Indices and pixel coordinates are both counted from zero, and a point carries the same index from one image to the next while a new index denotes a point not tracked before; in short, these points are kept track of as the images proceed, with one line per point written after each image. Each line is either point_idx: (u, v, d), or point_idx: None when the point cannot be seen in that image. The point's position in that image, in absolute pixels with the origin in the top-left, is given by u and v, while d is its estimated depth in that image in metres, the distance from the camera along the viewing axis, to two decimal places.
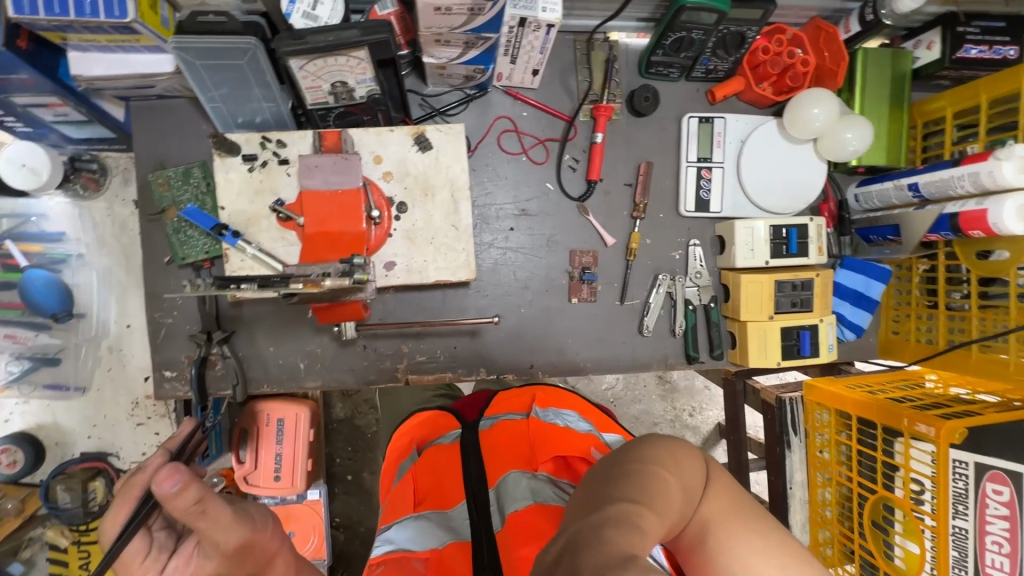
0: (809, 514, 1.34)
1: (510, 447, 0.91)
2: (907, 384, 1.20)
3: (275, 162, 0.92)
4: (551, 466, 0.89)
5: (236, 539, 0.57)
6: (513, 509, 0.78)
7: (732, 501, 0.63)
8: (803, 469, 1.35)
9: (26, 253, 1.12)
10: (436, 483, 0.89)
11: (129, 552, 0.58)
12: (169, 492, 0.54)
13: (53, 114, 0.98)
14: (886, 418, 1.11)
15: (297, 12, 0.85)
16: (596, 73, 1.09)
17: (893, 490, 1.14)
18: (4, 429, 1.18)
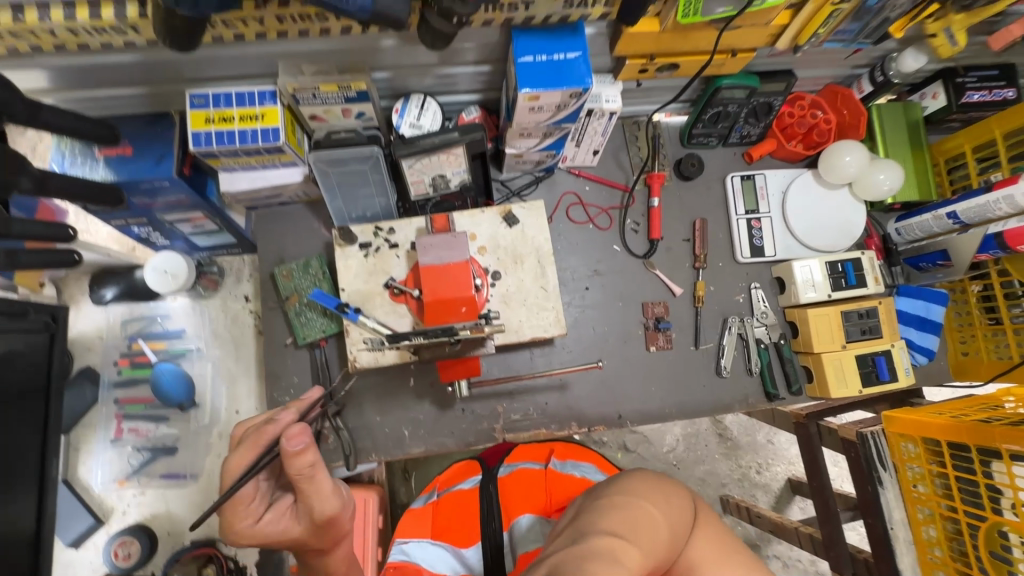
0: (917, 556, 1.28)
1: (527, 491, 0.98)
2: (989, 407, 1.22)
3: (387, 247, 1.05)
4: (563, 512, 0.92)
5: (326, 507, 0.75)
6: (523, 549, 0.85)
7: (717, 537, 0.63)
8: (901, 506, 1.32)
9: (154, 349, 1.27)
10: (456, 523, 1.00)
11: (244, 491, 0.77)
12: (294, 451, 0.71)
13: (193, 226, 1.16)
14: (980, 438, 1.13)
15: (405, 124, 1.03)
16: (645, 149, 1.26)
17: (1004, 514, 1.12)
18: (121, 522, 1.23)
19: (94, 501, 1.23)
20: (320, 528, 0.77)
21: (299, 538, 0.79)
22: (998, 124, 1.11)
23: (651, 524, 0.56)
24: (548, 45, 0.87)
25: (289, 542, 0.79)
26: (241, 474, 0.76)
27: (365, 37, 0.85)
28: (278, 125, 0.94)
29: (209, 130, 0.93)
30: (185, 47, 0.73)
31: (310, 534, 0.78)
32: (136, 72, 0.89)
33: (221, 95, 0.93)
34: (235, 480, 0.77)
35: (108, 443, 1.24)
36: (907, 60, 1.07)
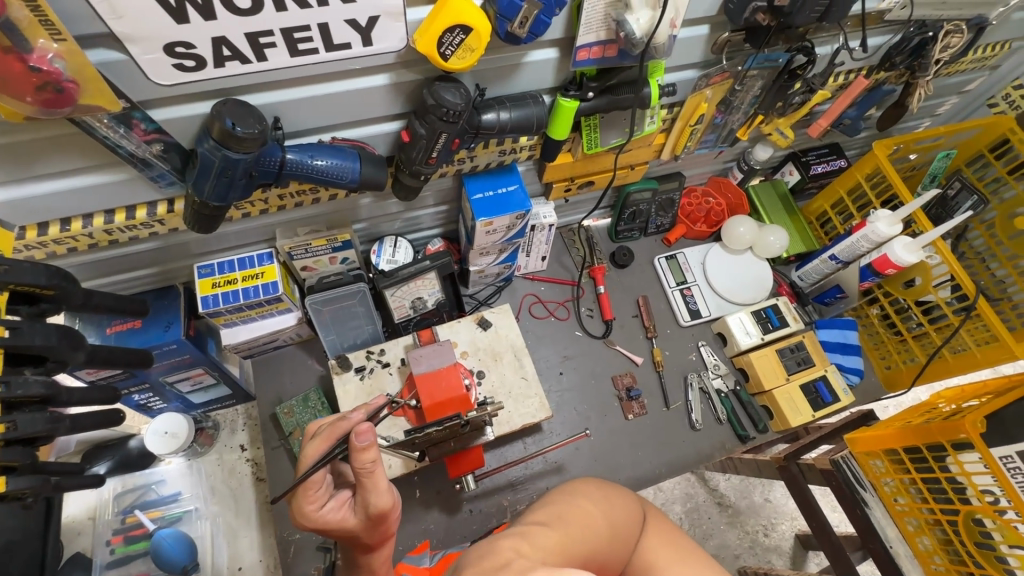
0: (922, 568, 1.34)
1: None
2: (927, 413, 1.37)
3: (380, 366, 1.18)
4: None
5: (382, 504, 0.80)
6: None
7: (658, 541, 0.73)
8: (891, 522, 1.41)
9: (150, 518, 1.25)
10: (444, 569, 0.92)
11: (312, 479, 0.84)
12: (360, 446, 0.79)
13: (192, 384, 1.24)
14: (925, 437, 1.27)
15: (383, 261, 1.22)
16: (583, 248, 1.51)
17: (971, 503, 1.22)
18: None
19: None
20: (372, 522, 0.81)
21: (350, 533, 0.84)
22: (841, 185, 1.45)
23: (580, 521, 0.67)
24: (492, 183, 1.12)
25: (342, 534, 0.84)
26: (316, 461, 0.84)
27: (347, 199, 1.07)
28: (276, 279, 1.10)
29: (215, 293, 1.07)
30: (209, 229, 0.90)
31: (363, 527, 0.83)
32: (151, 256, 1.04)
33: (225, 263, 1.10)
34: (309, 465, 0.84)
35: None
36: (759, 152, 1.41)
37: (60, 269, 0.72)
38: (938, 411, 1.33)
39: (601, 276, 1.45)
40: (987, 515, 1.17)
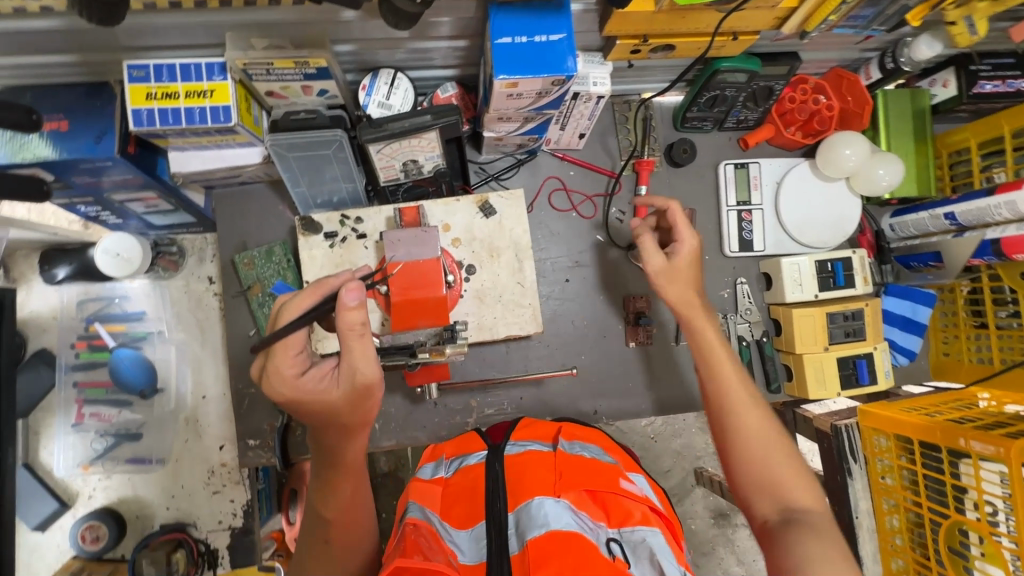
0: (878, 544, 1.16)
1: (539, 471, 0.82)
2: (962, 405, 1.10)
3: (354, 237, 1.00)
4: (577, 497, 0.78)
5: (368, 375, 0.71)
6: (530, 535, 0.70)
7: (792, 465, 0.79)
8: (866, 496, 1.18)
9: (112, 332, 1.21)
10: (463, 497, 0.82)
11: (288, 340, 0.70)
12: (351, 301, 0.67)
13: (146, 206, 1.08)
14: (945, 439, 1.00)
15: (372, 103, 0.94)
16: (636, 131, 1.19)
17: (966, 513, 1.01)
18: (88, 506, 1.21)
19: (58, 485, 1.21)
20: (355, 398, 0.72)
21: (325, 414, 0.73)
22: (1008, 119, 1.04)
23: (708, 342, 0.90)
24: (529, 24, 0.78)
25: (315, 415, 0.73)
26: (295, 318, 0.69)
27: (321, 8, 0.76)
28: (229, 104, 0.85)
29: (151, 108, 0.84)
30: (113, 22, 0.63)
31: (341, 407, 0.73)
32: (63, 40, 0.78)
33: (163, 67, 0.84)
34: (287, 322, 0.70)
35: (68, 428, 1.20)
36: (921, 47, 1.00)
37: None
38: (979, 409, 1.05)
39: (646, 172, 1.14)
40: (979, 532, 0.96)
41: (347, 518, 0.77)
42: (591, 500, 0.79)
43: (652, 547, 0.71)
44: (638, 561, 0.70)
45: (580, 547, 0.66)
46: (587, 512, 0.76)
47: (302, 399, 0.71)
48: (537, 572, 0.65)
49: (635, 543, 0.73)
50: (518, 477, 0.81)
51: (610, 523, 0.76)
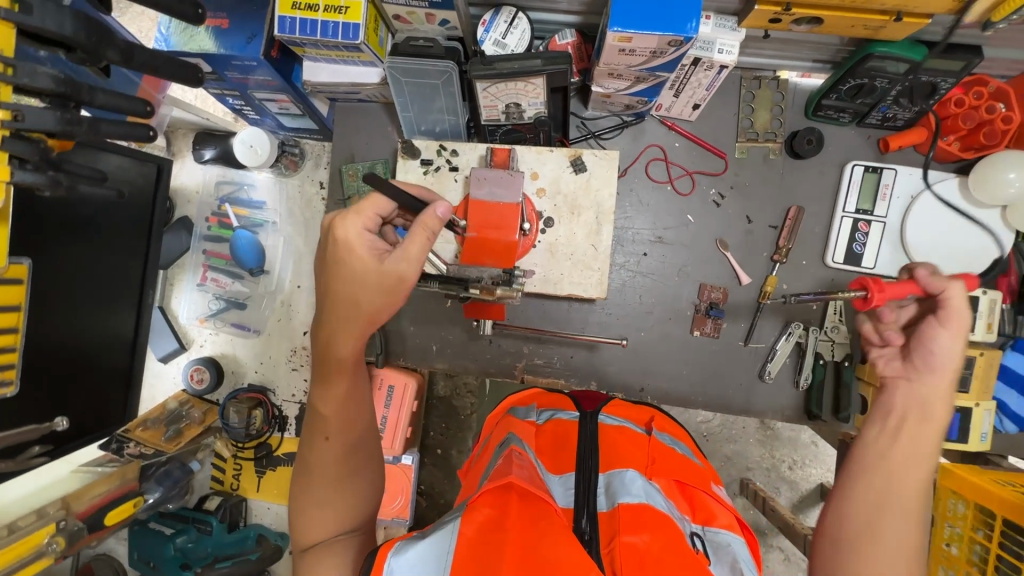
0: None
1: (633, 449, 0.91)
2: None
3: (446, 169, 1.05)
4: (667, 484, 0.87)
5: (405, 268, 0.77)
6: (624, 499, 0.78)
7: None
8: None
9: (237, 214, 1.40)
10: (560, 447, 0.92)
11: (373, 202, 0.81)
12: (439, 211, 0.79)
13: (279, 107, 1.21)
14: None
15: (488, 40, 0.96)
16: (759, 112, 1.10)
17: None
18: (199, 352, 1.45)
19: (180, 329, 1.46)
20: (383, 287, 0.78)
21: (349, 284, 0.78)
22: None
23: (924, 418, 0.74)
24: None
25: (349, 291, 0.79)
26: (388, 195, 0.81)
27: None
28: (359, 23, 0.91)
29: (294, 17, 0.93)
30: None
31: (364, 293, 0.78)
32: None
33: None
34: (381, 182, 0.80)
35: (194, 286, 1.43)
36: None
37: None
38: None
39: (883, 296, 0.79)
40: None
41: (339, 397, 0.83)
42: (676, 491, 0.88)
43: (734, 551, 0.78)
44: (718, 561, 0.77)
45: (671, 528, 0.73)
46: (676, 501, 0.85)
47: (336, 247, 0.79)
48: (628, 534, 0.72)
49: (718, 543, 0.81)
50: (611, 444, 0.91)
51: (695, 518, 0.86)
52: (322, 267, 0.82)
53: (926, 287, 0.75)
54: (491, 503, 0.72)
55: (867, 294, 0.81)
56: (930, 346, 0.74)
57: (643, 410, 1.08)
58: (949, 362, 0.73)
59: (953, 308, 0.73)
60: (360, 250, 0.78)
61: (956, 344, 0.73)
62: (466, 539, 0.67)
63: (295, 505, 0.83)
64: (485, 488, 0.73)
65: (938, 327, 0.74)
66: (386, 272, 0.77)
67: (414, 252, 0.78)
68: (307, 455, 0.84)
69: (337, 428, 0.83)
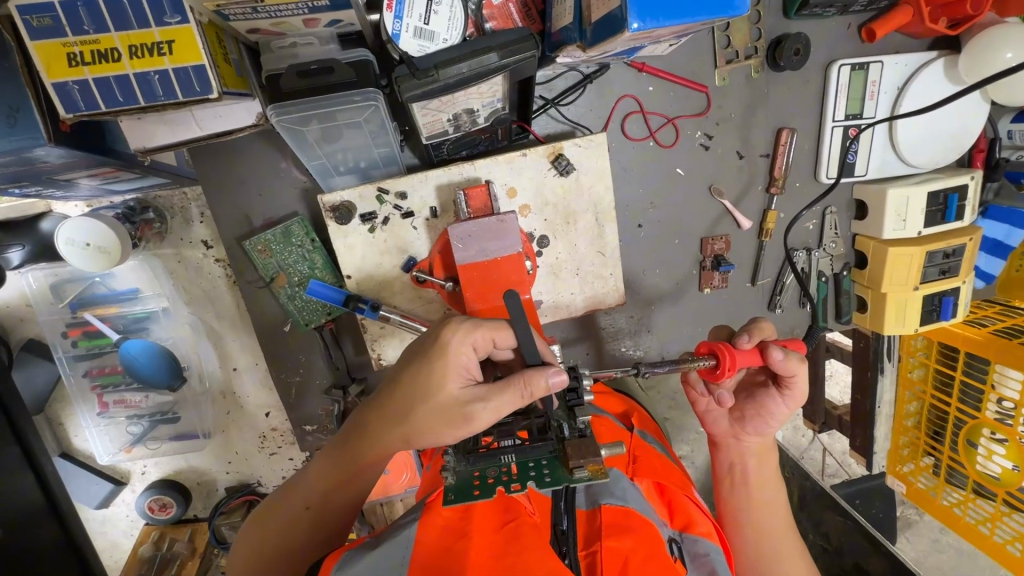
0: (892, 425, 1.38)
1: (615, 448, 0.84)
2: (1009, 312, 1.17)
3: (398, 216, 0.79)
4: (649, 485, 0.80)
5: (483, 415, 0.59)
6: (605, 499, 0.71)
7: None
8: (893, 388, 1.37)
9: (105, 317, 1.03)
10: None
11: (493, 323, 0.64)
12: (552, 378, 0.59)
13: (103, 178, 0.81)
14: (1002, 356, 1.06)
15: (407, 32, 0.65)
16: (736, 24, 0.90)
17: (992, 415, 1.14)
18: (143, 480, 1.18)
19: (104, 466, 1.16)
20: (445, 416, 0.60)
21: (415, 397, 0.62)
22: None
23: (760, 470, 0.83)
24: None
25: (410, 403, 0.62)
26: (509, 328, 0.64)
27: None
28: (203, 63, 0.57)
29: (85, 79, 0.56)
30: None
31: (424, 414, 0.61)
32: None
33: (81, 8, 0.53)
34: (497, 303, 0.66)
35: (94, 416, 1.10)
36: None
37: None
38: None
39: (734, 367, 0.69)
40: (1003, 431, 1.10)
41: (337, 476, 0.67)
42: (656, 492, 0.81)
43: (713, 563, 0.72)
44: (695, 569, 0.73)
45: (652, 535, 0.67)
46: (654, 505, 0.79)
47: (426, 346, 0.62)
48: (608, 538, 0.66)
49: (694, 551, 0.75)
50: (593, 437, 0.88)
51: (673, 523, 0.78)
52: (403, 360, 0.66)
53: (789, 374, 0.73)
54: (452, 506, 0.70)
55: (718, 364, 0.69)
56: (768, 418, 0.78)
57: (620, 400, 1.04)
58: (776, 424, 0.79)
59: (797, 387, 0.75)
60: (448, 365, 0.61)
61: (789, 412, 0.78)
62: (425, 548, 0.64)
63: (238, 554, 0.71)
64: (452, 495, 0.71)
65: (781, 401, 0.77)
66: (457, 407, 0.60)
67: (495, 399, 0.59)
68: (271, 510, 0.70)
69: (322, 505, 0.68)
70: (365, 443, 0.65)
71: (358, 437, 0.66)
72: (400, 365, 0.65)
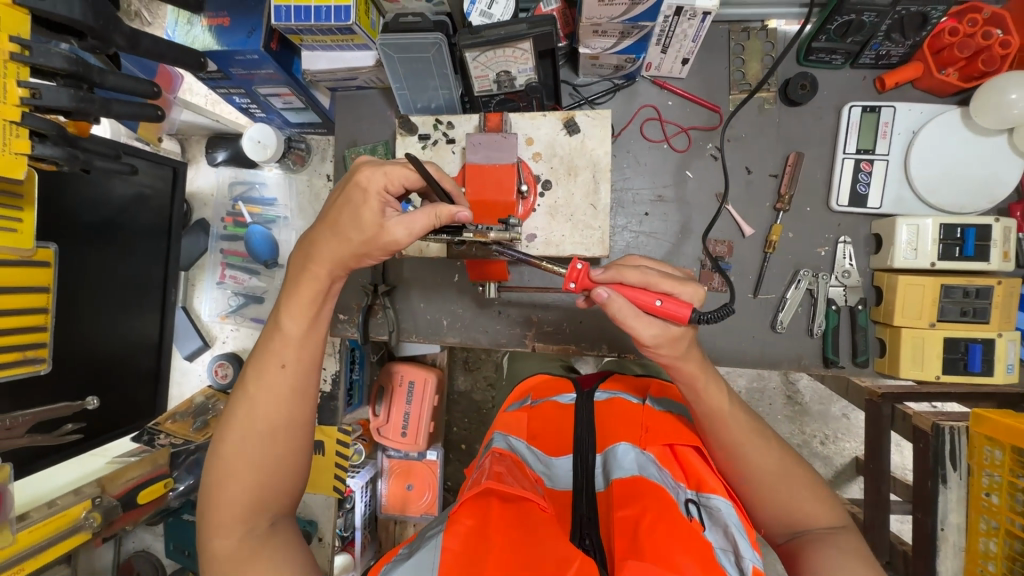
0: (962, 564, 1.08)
1: (626, 420, 0.86)
2: None
3: (444, 141, 1.08)
4: (661, 452, 0.81)
5: (402, 234, 0.76)
6: (616, 474, 0.74)
7: (788, 476, 0.79)
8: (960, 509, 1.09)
9: (251, 213, 1.45)
10: (552, 432, 0.90)
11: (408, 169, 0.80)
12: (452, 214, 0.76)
13: (283, 102, 1.26)
14: None
15: (475, 12, 0.98)
16: (750, 62, 1.11)
17: None
18: (221, 349, 1.49)
19: (202, 328, 1.50)
20: (372, 237, 0.77)
21: (345, 228, 0.78)
22: None
23: (714, 394, 0.78)
24: None
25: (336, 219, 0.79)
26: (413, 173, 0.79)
27: None
28: (349, 4, 0.94)
29: (288, 5, 0.95)
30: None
31: (347, 225, 0.77)
32: None
33: None
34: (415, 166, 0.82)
35: (214, 284, 1.49)
36: None
37: None
38: None
39: (579, 286, 0.72)
40: None
41: (304, 323, 0.81)
42: (672, 458, 0.81)
43: (728, 518, 0.70)
44: (712, 526, 0.70)
45: (663, 497, 0.68)
46: (669, 469, 0.79)
47: (353, 191, 0.77)
48: (620, 507, 0.69)
49: (712, 510, 0.73)
50: (607, 420, 0.87)
51: (689, 485, 0.78)
52: (333, 205, 0.80)
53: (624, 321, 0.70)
54: (474, 513, 0.67)
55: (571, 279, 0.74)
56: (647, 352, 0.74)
57: (643, 380, 1.05)
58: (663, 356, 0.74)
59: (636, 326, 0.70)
60: (372, 202, 0.77)
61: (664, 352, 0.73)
62: (452, 554, 0.61)
63: (213, 465, 0.78)
64: (467, 497, 0.69)
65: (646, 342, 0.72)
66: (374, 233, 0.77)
67: (412, 223, 0.76)
68: (257, 378, 0.80)
69: (284, 388, 0.80)
70: (306, 257, 0.81)
71: (297, 264, 0.82)
72: (331, 211, 0.81)
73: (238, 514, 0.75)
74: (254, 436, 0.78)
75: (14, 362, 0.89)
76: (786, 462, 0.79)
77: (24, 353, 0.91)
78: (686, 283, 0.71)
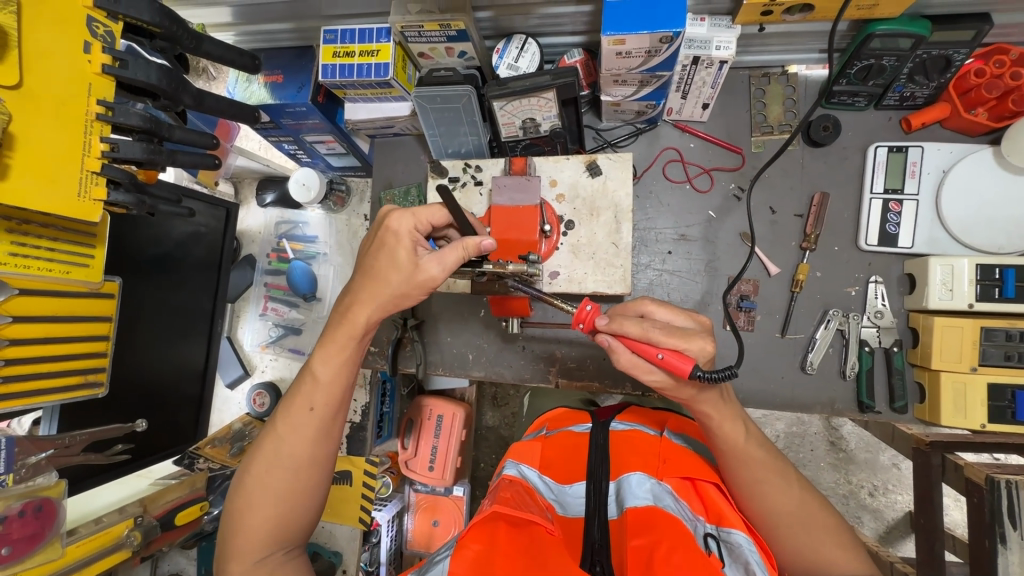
0: None
1: (642, 452, 0.85)
2: None
3: (472, 183, 1.14)
4: (679, 484, 0.80)
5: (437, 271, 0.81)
6: (630, 503, 0.73)
7: (810, 520, 0.76)
8: None
9: (294, 249, 1.55)
10: (564, 460, 0.89)
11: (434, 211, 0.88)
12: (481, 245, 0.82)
13: (327, 148, 1.37)
14: None
15: (503, 65, 1.05)
16: (771, 106, 1.13)
17: None
18: (260, 377, 1.57)
19: (243, 357, 1.58)
20: (411, 278, 0.81)
21: (382, 270, 0.82)
22: None
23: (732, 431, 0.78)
24: None
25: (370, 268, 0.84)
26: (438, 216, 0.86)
27: None
28: (388, 61, 1.03)
29: (334, 64, 1.05)
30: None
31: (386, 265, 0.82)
32: (286, 7, 1.05)
33: (347, 32, 1.05)
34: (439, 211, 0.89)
35: (256, 316, 1.58)
36: None
37: (166, 9, 0.74)
38: None
39: (587, 324, 0.75)
40: None
41: (335, 367, 0.84)
42: (691, 491, 0.80)
43: (746, 550, 0.68)
44: (733, 558, 0.68)
45: (681, 532, 0.67)
46: (687, 501, 0.78)
47: (385, 235, 0.83)
48: (635, 538, 0.68)
49: (732, 545, 0.70)
50: (622, 450, 0.86)
51: (708, 518, 0.76)
52: (368, 252, 0.86)
53: (625, 364, 0.74)
54: (481, 538, 0.67)
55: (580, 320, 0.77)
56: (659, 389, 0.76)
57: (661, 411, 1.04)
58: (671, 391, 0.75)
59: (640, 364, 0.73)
60: (404, 242, 0.82)
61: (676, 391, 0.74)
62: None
63: (239, 494, 0.83)
64: (476, 523, 0.69)
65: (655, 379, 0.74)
66: (411, 271, 0.81)
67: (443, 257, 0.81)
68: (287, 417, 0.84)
69: (311, 430, 0.83)
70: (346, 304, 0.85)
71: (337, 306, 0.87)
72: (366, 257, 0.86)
73: (257, 542, 0.79)
74: (278, 471, 0.82)
75: (75, 386, 0.98)
76: (807, 504, 0.77)
77: (86, 377, 1.00)
78: (692, 336, 0.71)
